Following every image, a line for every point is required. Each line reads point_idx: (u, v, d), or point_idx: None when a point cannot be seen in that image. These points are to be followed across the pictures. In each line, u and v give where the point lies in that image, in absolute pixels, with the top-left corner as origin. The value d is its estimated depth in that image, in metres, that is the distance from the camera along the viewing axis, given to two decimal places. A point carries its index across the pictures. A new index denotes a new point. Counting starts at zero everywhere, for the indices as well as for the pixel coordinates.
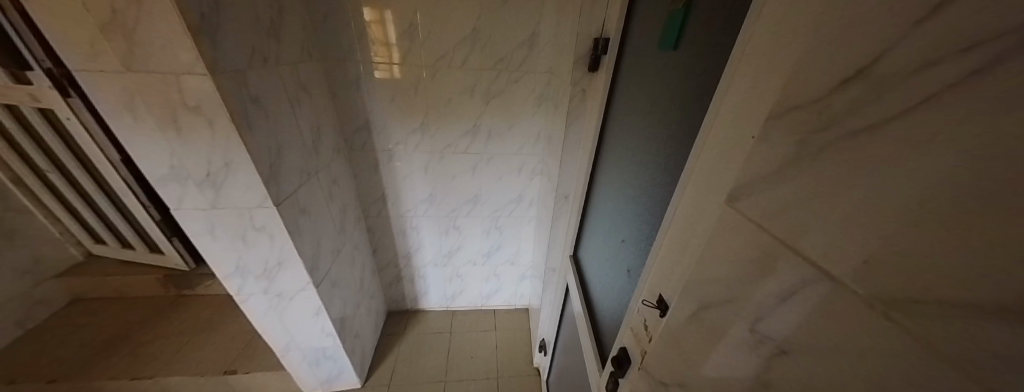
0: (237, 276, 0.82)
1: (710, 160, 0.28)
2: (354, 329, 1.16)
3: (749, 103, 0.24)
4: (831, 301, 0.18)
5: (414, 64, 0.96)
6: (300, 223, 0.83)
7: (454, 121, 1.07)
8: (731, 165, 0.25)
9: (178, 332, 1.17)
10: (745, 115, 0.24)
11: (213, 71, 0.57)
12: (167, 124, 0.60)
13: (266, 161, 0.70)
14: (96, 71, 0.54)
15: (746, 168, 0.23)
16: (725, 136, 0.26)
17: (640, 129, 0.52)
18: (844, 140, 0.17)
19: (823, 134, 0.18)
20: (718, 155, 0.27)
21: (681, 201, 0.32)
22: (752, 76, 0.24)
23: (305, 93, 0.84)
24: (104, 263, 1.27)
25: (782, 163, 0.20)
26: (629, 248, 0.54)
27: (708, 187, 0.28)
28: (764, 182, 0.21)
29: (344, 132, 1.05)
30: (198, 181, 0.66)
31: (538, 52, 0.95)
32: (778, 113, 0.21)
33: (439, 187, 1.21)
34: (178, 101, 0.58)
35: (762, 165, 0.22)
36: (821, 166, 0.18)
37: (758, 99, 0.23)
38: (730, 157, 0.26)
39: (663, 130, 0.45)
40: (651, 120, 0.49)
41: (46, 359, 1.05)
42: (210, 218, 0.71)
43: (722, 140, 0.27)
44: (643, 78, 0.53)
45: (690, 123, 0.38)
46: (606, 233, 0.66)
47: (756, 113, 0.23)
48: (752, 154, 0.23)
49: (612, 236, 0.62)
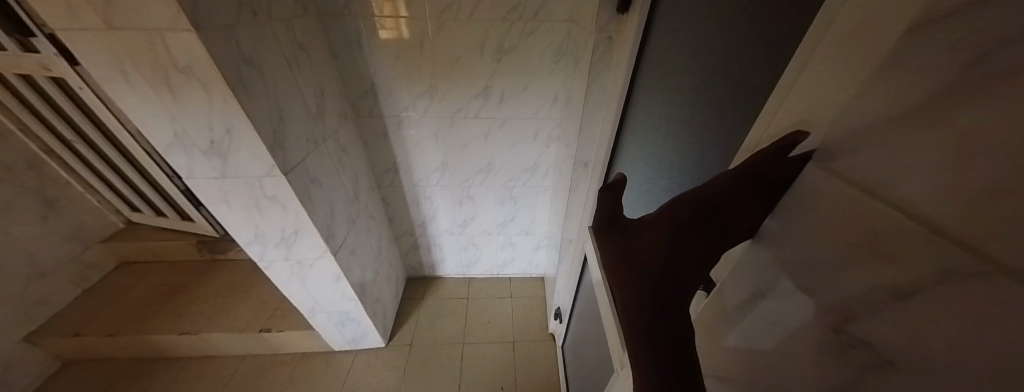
0: (257, 244, 0.82)
1: (779, 117, 0.21)
2: (375, 294, 1.20)
3: (845, 26, 0.17)
4: (977, 307, 0.12)
5: (418, 17, 0.87)
6: (311, 192, 0.81)
7: (464, 83, 0.99)
8: (809, 120, 0.19)
9: (215, 293, 1.26)
10: (840, 45, 0.17)
11: (197, 26, 0.52)
12: (161, 88, 0.56)
13: (269, 129, 0.67)
14: (77, 31, 0.50)
15: (844, 119, 0.16)
16: (803, 82, 0.19)
17: (676, 84, 0.44)
18: None
19: (1008, 52, 0.11)
20: (792, 109, 0.20)
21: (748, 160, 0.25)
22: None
23: (304, 54, 0.79)
24: (142, 230, 1.34)
25: (912, 110, 0.14)
26: None
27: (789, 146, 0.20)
28: (875, 135, 0.15)
29: (350, 97, 1.00)
30: (203, 149, 0.64)
31: None
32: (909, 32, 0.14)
33: (452, 155, 1.16)
34: (168, 64, 0.54)
35: (874, 113, 0.15)
36: (974, 102, 0.12)
37: (865, 18, 0.16)
38: (811, 111, 0.19)
39: (709, 81, 0.36)
40: (693, 66, 0.40)
41: (102, 315, 1.15)
42: (221, 187, 0.70)
43: (804, 88, 0.19)
44: (684, 15, 0.43)
45: (750, 66, 0.30)
46: (632, 203, 0.60)
47: (858, 41, 0.16)
48: (860, 97, 0.16)
49: (638, 206, 0.57)
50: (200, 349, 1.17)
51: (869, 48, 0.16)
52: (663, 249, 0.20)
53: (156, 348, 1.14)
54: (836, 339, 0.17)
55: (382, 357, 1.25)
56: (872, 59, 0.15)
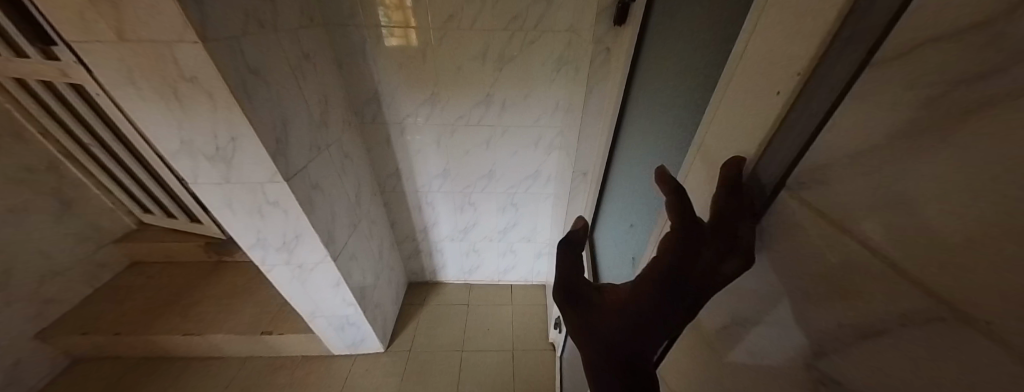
0: (259, 249, 0.83)
1: (724, 127, 0.23)
2: (374, 299, 1.20)
3: (773, 47, 0.18)
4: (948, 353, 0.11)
5: (422, 26, 0.88)
6: (313, 198, 0.82)
7: (466, 91, 1.00)
8: (735, 132, 0.22)
9: (220, 294, 1.28)
10: (768, 59, 0.19)
11: (204, 38, 0.53)
12: (169, 96, 0.58)
13: (273, 135, 0.68)
14: (90, 43, 0.52)
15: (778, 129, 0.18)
16: (739, 95, 0.21)
17: (666, 99, 0.44)
18: (1005, 101, 0.09)
19: (980, 90, 0.10)
20: (725, 119, 0.23)
21: (693, 163, 0.28)
22: (772, 12, 0.19)
23: (309, 63, 0.81)
24: (153, 231, 1.38)
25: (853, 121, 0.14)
26: (637, 233, 0.51)
27: (720, 153, 0.23)
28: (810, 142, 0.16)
29: (355, 103, 1.02)
30: (208, 155, 0.65)
31: (557, 7, 0.84)
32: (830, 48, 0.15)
33: (453, 162, 1.17)
34: (177, 74, 0.55)
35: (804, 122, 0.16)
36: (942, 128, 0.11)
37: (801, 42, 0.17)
38: (737, 124, 0.21)
39: (693, 99, 0.37)
40: (681, 83, 0.40)
41: (110, 314, 1.18)
42: (225, 192, 0.72)
43: (732, 102, 0.22)
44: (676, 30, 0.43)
45: None
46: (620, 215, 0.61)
47: (780, 55, 0.18)
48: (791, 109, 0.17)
49: (625, 218, 0.58)
50: (203, 349, 1.18)
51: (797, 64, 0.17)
52: (627, 319, 0.20)
53: (161, 348, 1.16)
54: (805, 364, 0.17)
55: (381, 362, 1.25)
56: (785, 83, 0.17)
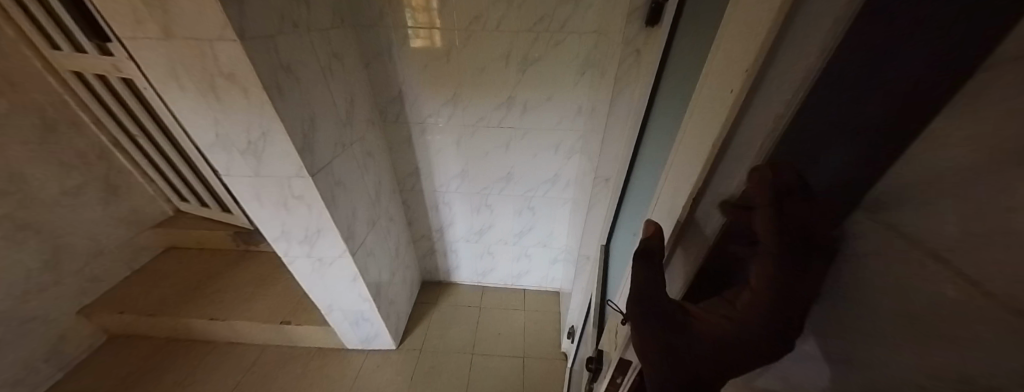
0: (283, 241, 0.86)
1: (694, 120, 0.24)
2: (389, 296, 1.21)
3: (733, 46, 0.19)
4: None
5: (448, 28, 0.89)
6: (335, 193, 0.83)
7: (488, 93, 1.00)
8: (702, 126, 0.23)
9: (245, 283, 1.33)
10: (729, 56, 0.20)
11: (242, 36, 0.55)
12: (207, 90, 0.60)
13: (300, 131, 0.70)
14: (139, 40, 0.55)
15: (736, 115, 0.18)
16: (708, 90, 0.22)
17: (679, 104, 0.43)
18: None
19: None
20: (697, 115, 0.24)
21: (673, 159, 0.29)
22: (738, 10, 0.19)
23: (338, 62, 0.83)
24: (188, 218, 1.46)
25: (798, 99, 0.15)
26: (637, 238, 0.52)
27: (690, 148, 0.24)
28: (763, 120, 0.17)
29: (379, 102, 1.04)
30: (240, 149, 0.68)
31: (584, 9, 0.83)
32: (775, 40, 0.16)
33: (472, 163, 1.17)
34: (215, 70, 0.58)
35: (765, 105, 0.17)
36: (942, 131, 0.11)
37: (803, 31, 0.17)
38: (703, 119, 0.23)
39: None
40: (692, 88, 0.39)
41: (146, 296, 1.25)
42: (255, 184, 0.74)
43: (703, 98, 0.23)
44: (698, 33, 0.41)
45: None
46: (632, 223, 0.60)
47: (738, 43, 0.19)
48: (744, 95, 0.18)
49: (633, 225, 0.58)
50: (226, 335, 1.23)
51: (747, 60, 0.17)
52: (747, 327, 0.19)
53: (189, 330, 1.22)
54: None
55: (392, 359, 1.26)
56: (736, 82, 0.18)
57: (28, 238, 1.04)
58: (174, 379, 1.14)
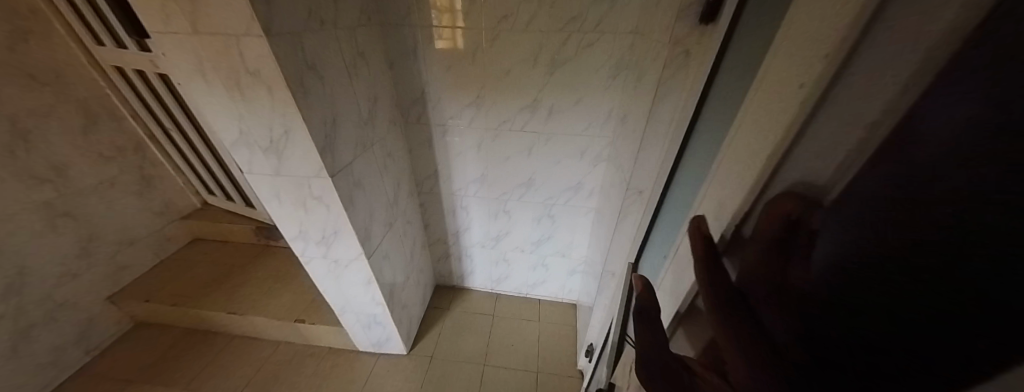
0: (301, 240, 0.85)
1: (741, 152, 0.26)
2: (402, 300, 1.19)
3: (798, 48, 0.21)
4: None
5: (474, 28, 0.86)
6: (354, 195, 0.81)
7: (513, 95, 0.96)
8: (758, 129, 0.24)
9: (262, 278, 1.34)
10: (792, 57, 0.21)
11: (268, 32, 0.54)
12: (232, 86, 0.59)
13: (322, 130, 0.68)
14: (168, 35, 0.55)
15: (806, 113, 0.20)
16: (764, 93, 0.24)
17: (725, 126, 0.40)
18: None
19: None
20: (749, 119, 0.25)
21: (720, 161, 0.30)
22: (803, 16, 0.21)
23: (363, 61, 0.81)
24: (214, 211, 1.50)
25: (830, 158, 0.18)
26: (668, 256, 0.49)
27: (745, 147, 0.26)
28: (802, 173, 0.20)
29: (402, 103, 1.02)
30: (262, 147, 0.67)
31: (620, 9, 0.78)
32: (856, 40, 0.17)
33: (492, 167, 1.14)
34: (240, 67, 0.57)
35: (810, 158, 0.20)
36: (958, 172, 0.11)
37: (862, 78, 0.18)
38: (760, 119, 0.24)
39: None
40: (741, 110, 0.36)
41: (169, 286, 1.29)
42: (275, 183, 0.73)
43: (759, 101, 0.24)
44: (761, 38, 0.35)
45: None
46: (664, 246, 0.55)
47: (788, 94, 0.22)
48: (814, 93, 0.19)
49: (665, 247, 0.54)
50: (243, 328, 1.24)
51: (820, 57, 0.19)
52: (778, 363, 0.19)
53: (207, 322, 1.24)
54: None
55: (402, 364, 1.24)
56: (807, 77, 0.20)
57: (66, 225, 1.09)
58: (190, 369, 1.16)
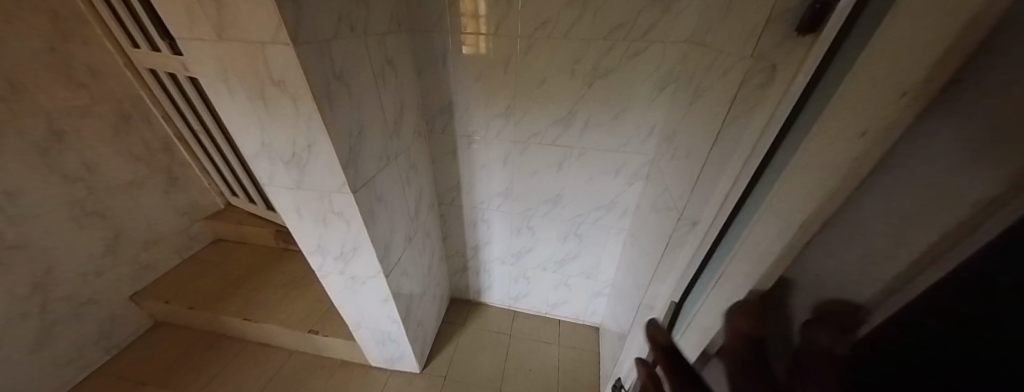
0: (318, 255, 0.81)
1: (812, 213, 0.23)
2: (417, 316, 1.14)
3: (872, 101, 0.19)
4: None
5: (507, 35, 0.81)
6: (375, 210, 0.77)
7: (547, 107, 0.90)
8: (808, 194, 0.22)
9: (279, 284, 1.31)
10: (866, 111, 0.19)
11: (296, 40, 0.50)
12: (256, 96, 0.55)
13: (347, 144, 0.64)
14: (193, 41, 0.52)
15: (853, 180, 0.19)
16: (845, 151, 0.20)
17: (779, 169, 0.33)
18: None
19: None
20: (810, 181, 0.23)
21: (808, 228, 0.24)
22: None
23: (391, 68, 0.77)
24: (237, 212, 1.50)
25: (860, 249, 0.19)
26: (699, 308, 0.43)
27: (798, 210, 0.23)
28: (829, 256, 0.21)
29: (427, 112, 0.98)
30: (284, 160, 0.63)
31: (672, 17, 0.70)
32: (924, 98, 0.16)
33: (518, 181, 1.07)
34: (265, 76, 0.53)
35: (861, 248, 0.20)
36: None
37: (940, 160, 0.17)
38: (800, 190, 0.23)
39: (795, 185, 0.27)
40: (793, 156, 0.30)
41: (189, 287, 1.28)
42: (296, 196, 0.69)
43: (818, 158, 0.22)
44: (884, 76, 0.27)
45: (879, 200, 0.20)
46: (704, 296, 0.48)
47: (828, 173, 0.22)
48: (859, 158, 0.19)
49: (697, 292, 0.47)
50: (257, 335, 1.22)
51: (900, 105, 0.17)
52: None
53: (223, 326, 1.23)
54: None
55: (415, 383, 1.18)
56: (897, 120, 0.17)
57: (94, 223, 1.10)
58: (203, 375, 1.14)
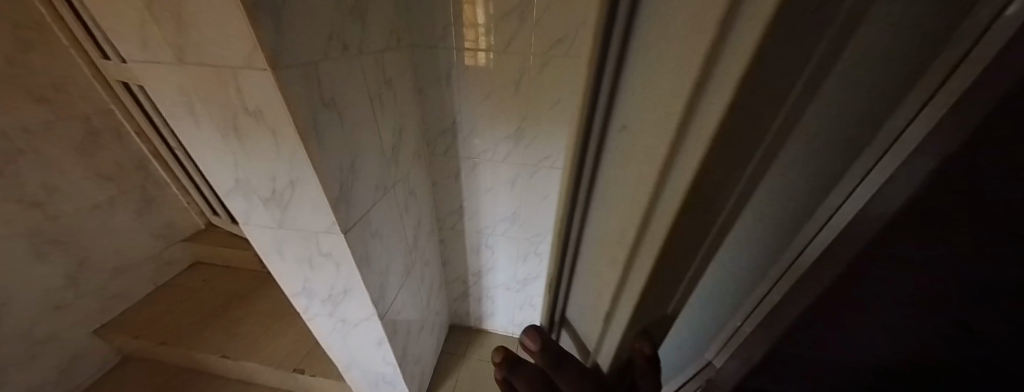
0: (304, 297, 0.71)
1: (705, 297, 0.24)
2: (415, 353, 1.04)
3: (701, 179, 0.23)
4: None
5: (519, 52, 0.73)
6: (369, 247, 0.68)
7: (560, 129, 0.82)
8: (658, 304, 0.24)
9: (263, 315, 1.21)
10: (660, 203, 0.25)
11: (275, 65, 0.41)
12: (227, 127, 0.47)
13: (338, 181, 0.55)
14: (150, 64, 0.43)
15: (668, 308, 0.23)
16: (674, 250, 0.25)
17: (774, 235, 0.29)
18: None
19: None
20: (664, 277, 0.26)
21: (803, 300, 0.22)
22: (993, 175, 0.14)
23: (389, 89, 0.69)
24: (218, 233, 1.40)
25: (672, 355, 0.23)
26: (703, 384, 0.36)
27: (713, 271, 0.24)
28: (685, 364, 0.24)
29: (428, 132, 0.89)
30: (263, 197, 0.54)
31: None
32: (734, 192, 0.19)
33: (526, 206, 0.99)
34: (238, 105, 0.44)
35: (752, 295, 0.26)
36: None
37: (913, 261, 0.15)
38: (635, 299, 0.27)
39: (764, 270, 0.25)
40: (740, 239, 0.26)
41: (163, 318, 1.17)
42: (278, 237, 0.60)
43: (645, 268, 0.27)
44: None
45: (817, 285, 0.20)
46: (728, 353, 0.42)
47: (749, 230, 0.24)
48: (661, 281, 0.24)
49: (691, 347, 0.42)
50: (239, 373, 1.11)
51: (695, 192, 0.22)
52: None
53: (199, 363, 1.11)
54: None
55: None
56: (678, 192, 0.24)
57: (55, 254, 0.98)
58: None
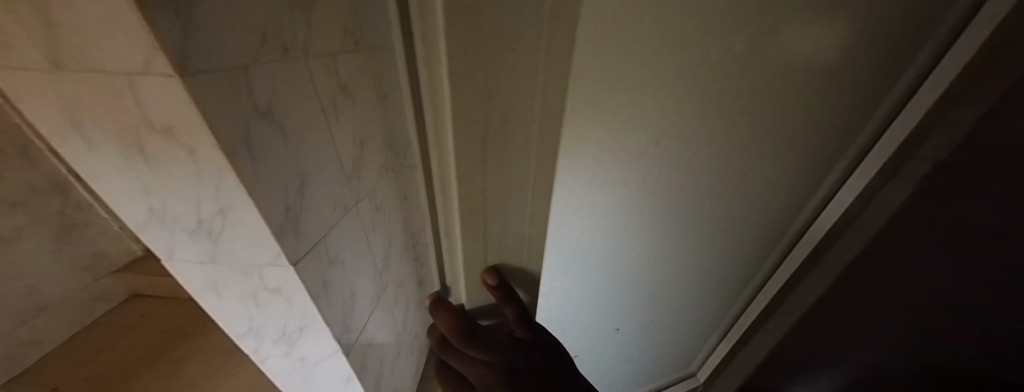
0: (252, 338, 0.61)
1: None
2: (390, 384, 0.95)
3: None
4: None
5: None
6: (328, 277, 0.60)
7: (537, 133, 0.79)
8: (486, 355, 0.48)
9: (212, 352, 1.07)
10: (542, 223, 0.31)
11: (184, 73, 0.32)
12: (131, 148, 0.38)
13: (283, 204, 0.47)
14: (14, 71, 0.33)
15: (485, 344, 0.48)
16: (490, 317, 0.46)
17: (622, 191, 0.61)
18: None
19: None
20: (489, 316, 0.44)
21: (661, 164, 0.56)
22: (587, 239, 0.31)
23: (346, 97, 0.61)
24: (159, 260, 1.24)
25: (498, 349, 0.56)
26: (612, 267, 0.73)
27: None
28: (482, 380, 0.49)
29: (395, 143, 0.82)
30: (189, 229, 0.45)
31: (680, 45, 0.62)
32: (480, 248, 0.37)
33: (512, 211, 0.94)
34: (141, 121, 0.35)
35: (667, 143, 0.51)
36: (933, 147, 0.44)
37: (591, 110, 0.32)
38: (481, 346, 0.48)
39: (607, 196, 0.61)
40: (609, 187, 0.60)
41: (88, 365, 1.01)
42: (212, 273, 0.51)
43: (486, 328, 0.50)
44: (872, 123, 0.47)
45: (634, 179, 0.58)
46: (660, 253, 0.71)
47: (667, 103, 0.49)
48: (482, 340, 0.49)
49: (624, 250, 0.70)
50: None
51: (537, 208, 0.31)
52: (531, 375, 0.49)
53: None
54: None
55: None
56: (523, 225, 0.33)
57: None
58: None
